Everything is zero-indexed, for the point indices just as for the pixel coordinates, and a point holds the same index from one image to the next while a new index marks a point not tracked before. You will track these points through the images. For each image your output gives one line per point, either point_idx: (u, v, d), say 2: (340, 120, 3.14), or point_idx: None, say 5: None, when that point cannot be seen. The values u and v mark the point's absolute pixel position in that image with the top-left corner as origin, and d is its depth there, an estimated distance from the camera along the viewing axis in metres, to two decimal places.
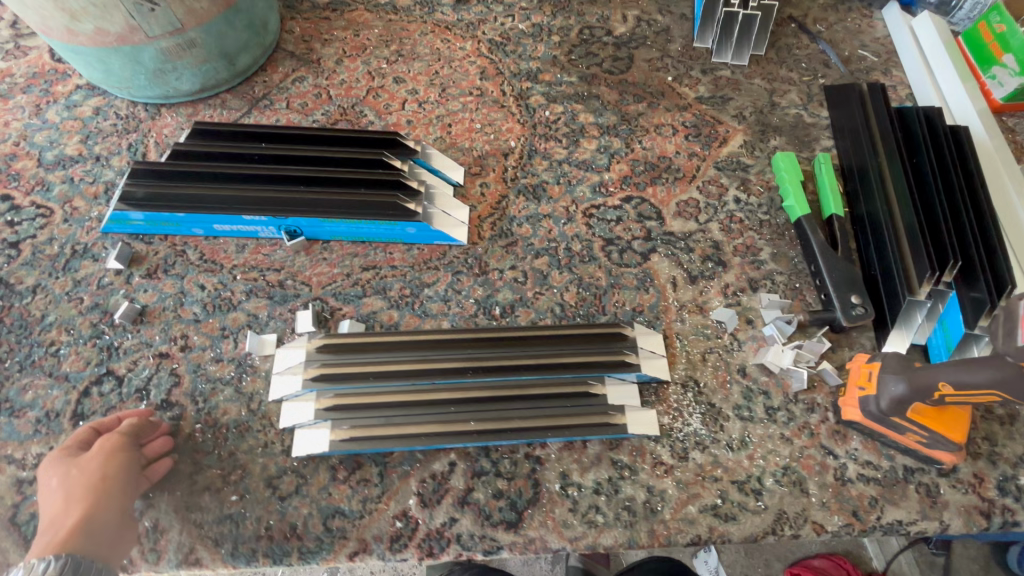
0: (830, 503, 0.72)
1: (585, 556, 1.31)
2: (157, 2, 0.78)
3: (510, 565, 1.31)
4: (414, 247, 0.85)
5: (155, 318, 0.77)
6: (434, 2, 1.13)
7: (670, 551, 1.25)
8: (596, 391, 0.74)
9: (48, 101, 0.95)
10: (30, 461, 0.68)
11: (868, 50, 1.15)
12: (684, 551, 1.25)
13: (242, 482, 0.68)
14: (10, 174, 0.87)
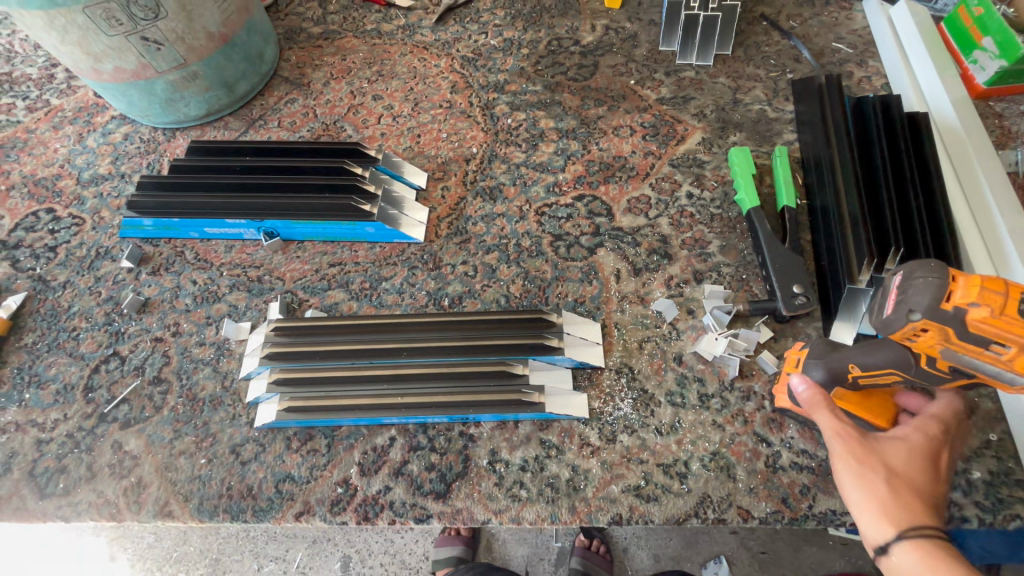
0: (758, 489, 0.72)
1: (584, 555, 1.17)
2: (162, 43, 0.93)
3: (511, 562, 1.23)
4: (376, 245, 0.94)
5: (155, 308, 0.90)
6: (414, 26, 1.24)
7: (677, 560, 1.18)
8: (516, 370, 0.79)
9: (89, 130, 1.13)
10: (48, 424, 0.81)
11: (844, 42, 1.14)
12: (691, 561, 1.17)
13: (212, 447, 0.78)
14: (55, 191, 1.05)
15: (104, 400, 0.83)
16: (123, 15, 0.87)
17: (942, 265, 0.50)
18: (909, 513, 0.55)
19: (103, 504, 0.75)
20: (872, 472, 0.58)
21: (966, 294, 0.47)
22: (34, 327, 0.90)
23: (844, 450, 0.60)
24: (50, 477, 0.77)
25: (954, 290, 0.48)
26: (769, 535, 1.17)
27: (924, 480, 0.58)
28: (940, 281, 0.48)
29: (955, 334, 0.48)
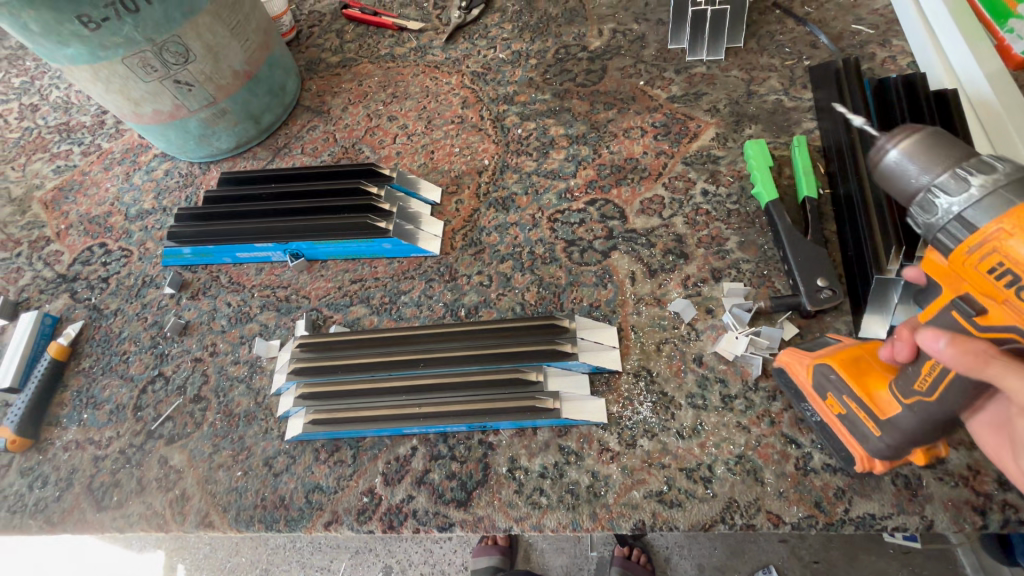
0: (788, 493, 0.69)
1: (625, 565, 1.15)
2: (193, 84, 1.00)
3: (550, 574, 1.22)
4: (395, 260, 0.97)
5: (194, 331, 0.96)
6: (426, 47, 1.28)
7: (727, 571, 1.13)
8: (529, 377, 0.79)
9: (135, 169, 1.22)
10: (103, 441, 0.88)
11: (864, 23, 1.09)
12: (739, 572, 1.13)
13: (247, 460, 0.82)
14: (106, 227, 1.14)
15: (151, 418, 0.89)
16: (157, 62, 0.94)
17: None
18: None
19: (152, 515, 0.80)
20: None
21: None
22: (91, 352, 0.98)
23: None
24: (105, 491, 0.84)
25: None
26: (823, 544, 1.11)
27: None
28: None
29: None
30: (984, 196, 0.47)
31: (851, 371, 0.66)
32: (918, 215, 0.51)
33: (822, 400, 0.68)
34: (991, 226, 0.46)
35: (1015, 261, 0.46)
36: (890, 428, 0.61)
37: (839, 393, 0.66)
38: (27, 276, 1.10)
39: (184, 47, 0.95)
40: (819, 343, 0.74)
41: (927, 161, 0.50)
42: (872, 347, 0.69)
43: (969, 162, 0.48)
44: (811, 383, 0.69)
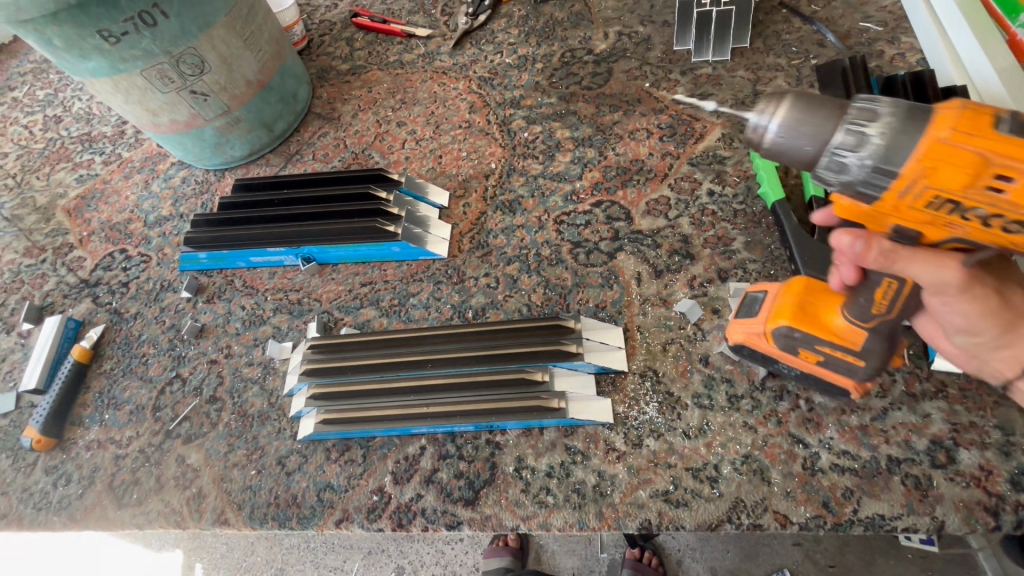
0: (795, 493, 0.69)
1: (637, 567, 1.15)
2: (208, 94, 1.03)
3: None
4: (403, 263, 0.99)
5: (210, 333, 0.99)
6: (434, 53, 1.30)
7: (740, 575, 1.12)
8: (535, 377, 0.80)
9: (153, 177, 1.26)
10: (124, 441, 0.91)
11: (872, 20, 1.08)
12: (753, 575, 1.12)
13: (261, 459, 0.84)
14: (126, 233, 1.18)
15: (169, 418, 0.92)
16: (174, 74, 0.97)
17: (959, 161, 0.44)
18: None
19: (170, 513, 0.83)
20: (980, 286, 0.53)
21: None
22: (112, 355, 1.01)
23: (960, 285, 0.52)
24: (125, 489, 0.86)
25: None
26: (839, 547, 1.10)
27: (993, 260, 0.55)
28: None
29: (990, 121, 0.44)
30: (884, 142, 0.46)
31: (807, 321, 0.67)
32: (830, 176, 0.50)
33: (795, 357, 0.69)
34: (915, 168, 0.45)
35: (952, 192, 0.45)
36: (869, 355, 0.65)
37: (810, 345, 0.67)
38: (52, 281, 1.14)
39: (199, 58, 0.98)
40: (753, 302, 0.75)
41: (812, 123, 0.49)
42: (798, 285, 0.71)
43: (851, 113, 0.48)
44: (778, 347, 0.70)
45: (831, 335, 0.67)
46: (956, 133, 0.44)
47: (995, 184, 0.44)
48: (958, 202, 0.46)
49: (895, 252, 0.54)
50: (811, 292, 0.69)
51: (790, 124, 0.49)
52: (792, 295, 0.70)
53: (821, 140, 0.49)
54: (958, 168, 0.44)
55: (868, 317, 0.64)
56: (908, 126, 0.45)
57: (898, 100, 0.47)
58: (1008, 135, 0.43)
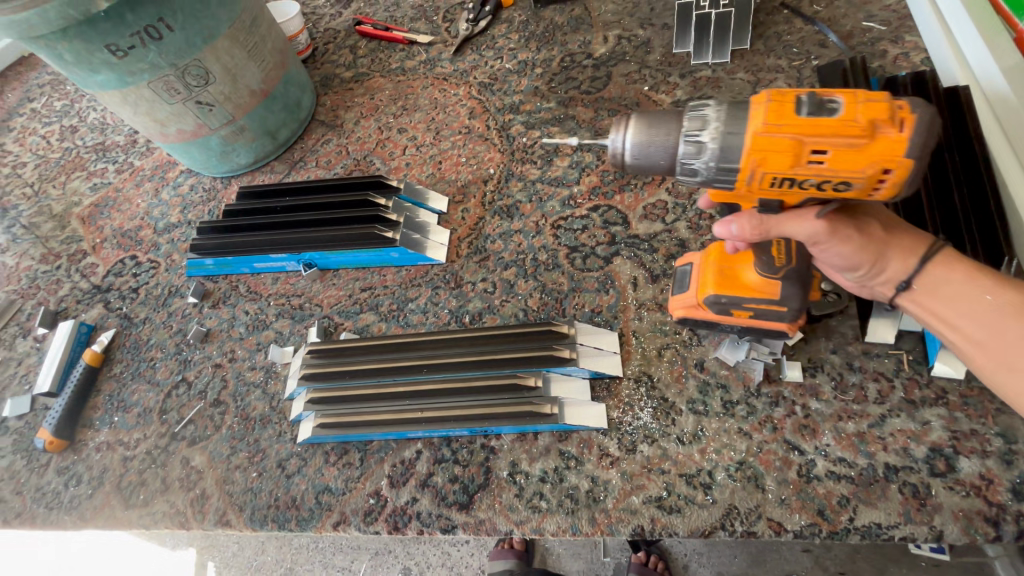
0: (790, 501, 0.68)
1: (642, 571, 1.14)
2: (213, 104, 1.06)
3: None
4: (402, 268, 1.00)
5: (215, 338, 1.02)
6: (435, 59, 1.31)
7: None
8: (528, 382, 0.80)
9: (163, 185, 1.30)
10: (132, 442, 0.94)
11: (875, 20, 1.07)
12: None
13: (262, 462, 0.86)
14: (137, 240, 1.21)
15: (175, 421, 0.94)
16: (179, 85, 0.99)
17: (779, 148, 0.55)
18: (918, 247, 0.63)
19: (174, 513, 0.85)
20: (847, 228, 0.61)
21: (882, 114, 0.52)
22: (122, 358, 1.04)
23: (830, 233, 0.61)
24: (133, 490, 0.89)
25: (892, 129, 0.52)
26: (848, 555, 1.08)
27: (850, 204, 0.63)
28: (912, 113, 0.52)
29: (790, 107, 0.54)
30: (717, 146, 0.57)
31: (730, 283, 0.73)
32: (688, 178, 0.61)
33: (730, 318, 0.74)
34: (750, 161, 0.56)
35: (783, 172, 0.56)
36: (789, 300, 0.70)
37: (739, 305, 0.72)
38: (66, 287, 1.18)
39: (204, 70, 1.00)
40: (683, 275, 0.80)
41: (661, 136, 0.60)
42: (715, 249, 0.77)
43: (686, 124, 0.59)
44: (714, 312, 0.75)
45: (753, 289, 0.72)
46: (768, 126, 0.54)
47: (815, 158, 0.54)
48: (794, 176, 0.57)
49: (766, 221, 0.63)
50: (729, 256, 0.75)
51: (644, 142, 0.61)
52: (713, 262, 0.75)
53: (672, 150, 0.60)
54: (781, 151, 0.54)
55: (776, 269, 0.70)
56: (730, 126, 0.57)
57: (717, 105, 0.58)
58: (807, 116, 0.54)
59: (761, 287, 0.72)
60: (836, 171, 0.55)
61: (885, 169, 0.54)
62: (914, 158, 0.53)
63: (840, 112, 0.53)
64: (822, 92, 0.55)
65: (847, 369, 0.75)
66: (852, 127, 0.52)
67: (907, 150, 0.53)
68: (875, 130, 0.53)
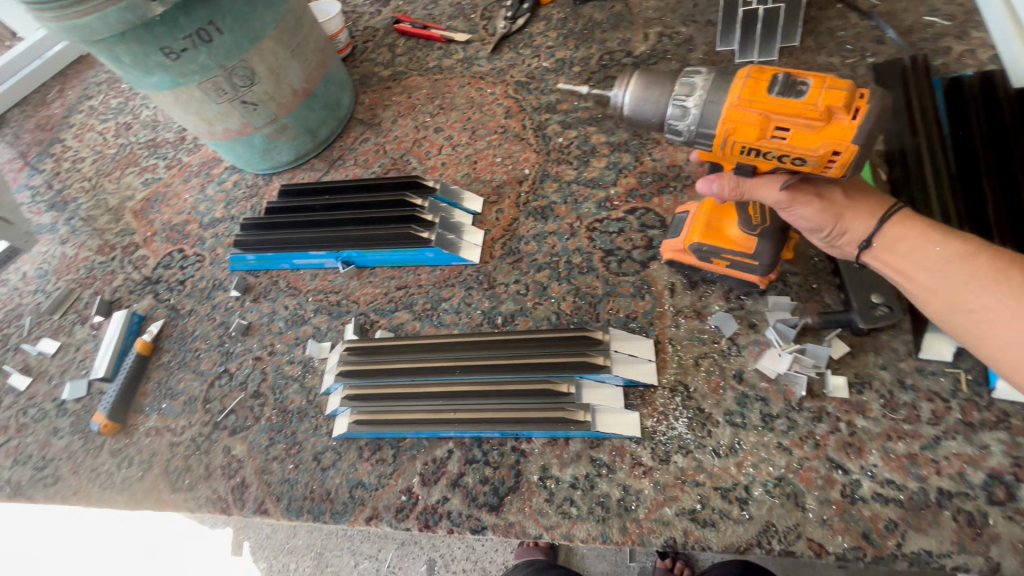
0: (832, 522, 0.66)
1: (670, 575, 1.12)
2: (258, 103, 1.09)
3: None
4: (437, 268, 1.01)
5: (256, 331, 1.05)
6: (472, 58, 1.31)
7: None
8: (561, 389, 0.79)
9: (208, 181, 1.34)
10: (178, 429, 0.98)
11: (939, 14, 1.01)
12: None
13: (299, 454, 0.89)
14: (184, 234, 1.26)
15: (218, 410, 0.98)
16: (227, 85, 1.03)
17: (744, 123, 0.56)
18: (878, 206, 0.66)
19: (217, 499, 0.89)
20: (817, 195, 0.65)
21: (841, 101, 0.53)
22: (169, 348, 1.09)
23: (799, 197, 0.64)
24: (179, 474, 0.93)
25: (846, 116, 0.53)
26: None
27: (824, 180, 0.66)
28: (867, 103, 0.53)
29: (762, 84, 0.56)
30: (700, 111, 0.58)
31: (713, 235, 0.79)
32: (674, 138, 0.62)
33: (709, 264, 0.82)
34: (723, 130, 0.57)
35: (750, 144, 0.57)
36: (762, 254, 0.77)
37: (718, 254, 0.79)
38: (119, 278, 1.24)
39: (250, 71, 1.03)
40: (680, 222, 0.86)
41: (652, 96, 0.61)
42: (711, 202, 0.82)
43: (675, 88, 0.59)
44: (696, 259, 0.82)
45: (731, 242, 0.79)
46: (743, 101, 0.56)
47: (778, 134, 0.56)
48: (758, 148, 0.58)
49: (741, 183, 0.66)
50: (720, 208, 0.81)
51: (637, 101, 0.61)
52: (703, 214, 0.82)
53: (660, 111, 0.61)
54: (745, 125, 0.56)
55: (754, 227, 0.77)
56: (715, 93, 0.57)
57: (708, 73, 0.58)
58: (777, 97, 0.55)
59: (739, 239, 0.78)
60: (795, 148, 0.56)
61: (835, 152, 0.54)
62: (863, 145, 0.53)
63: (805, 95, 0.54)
64: (798, 74, 0.56)
65: (898, 386, 0.71)
66: (810, 110, 0.53)
67: (858, 136, 0.53)
68: (833, 115, 0.53)
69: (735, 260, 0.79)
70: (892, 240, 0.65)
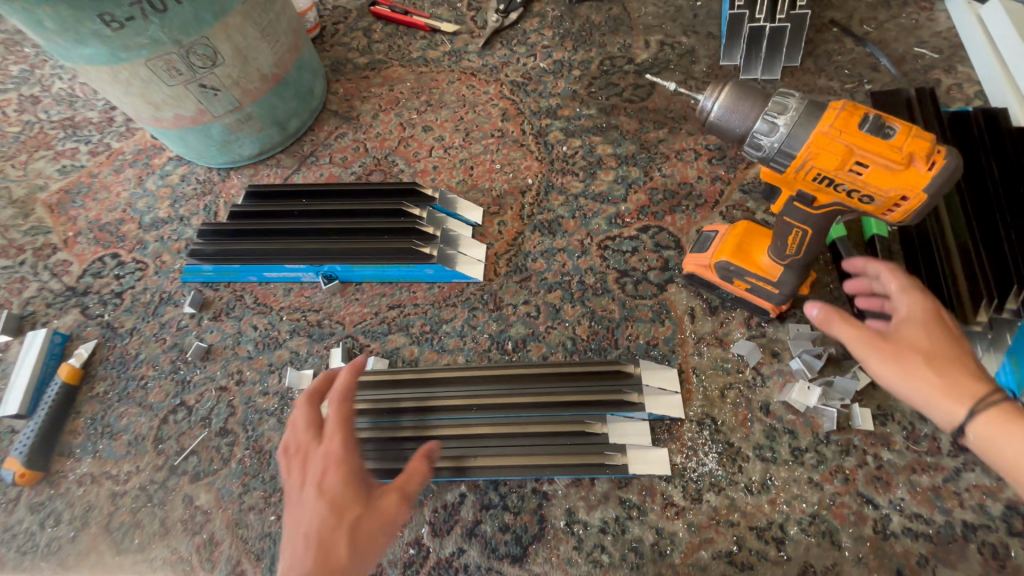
0: (868, 559, 0.65)
1: None
2: (219, 88, 0.93)
3: None
4: (435, 285, 0.92)
5: (218, 355, 0.90)
6: (461, 51, 1.21)
7: None
8: (594, 430, 0.74)
9: (148, 173, 1.15)
10: (122, 476, 0.82)
11: (927, 46, 1.05)
12: None
13: (281, 503, 0.77)
14: (119, 236, 1.07)
15: (174, 451, 0.83)
16: (183, 65, 0.86)
17: (826, 154, 0.53)
18: (962, 382, 0.53)
19: (177, 560, 0.75)
20: (899, 356, 0.56)
21: (925, 149, 0.49)
22: (105, 376, 0.91)
23: (878, 353, 0.57)
24: (125, 532, 0.78)
25: (925, 165, 0.50)
26: None
27: (926, 339, 0.56)
28: (949, 157, 0.50)
29: (855, 118, 0.51)
30: (790, 130, 0.54)
31: (740, 257, 0.77)
32: (750, 154, 0.58)
33: (730, 285, 0.79)
34: (804, 153, 0.54)
35: (828, 173, 0.54)
36: (784, 282, 0.74)
37: (741, 276, 0.77)
38: (32, 288, 1.02)
39: (212, 50, 0.87)
40: (707, 239, 0.84)
41: (738, 108, 0.57)
42: (742, 225, 0.80)
43: (769, 105, 0.55)
44: (718, 278, 0.80)
45: (756, 267, 0.76)
46: (833, 130, 0.52)
47: (856, 169, 0.52)
48: (829, 178, 0.54)
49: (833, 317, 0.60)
50: (752, 233, 0.78)
51: (722, 109, 0.57)
52: (734, 233, 0.79)
53: (745, 125, 0.57)
54: (824, 154, 0.52)
55: (785, 256, 0.71)
56: (808, 117, 0.53)
57: (803, 97, 0.54)
58: (867, 133, 0.51)
59: (765, 265, 0.75)
60: (865, 187, 0.53)
61: (902, 198, 0.51)
62: (933, 197, 0.51)
63: (892, 136, 0.50)
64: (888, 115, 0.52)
65: (919, 419, 0.72)
66: (894, 152, 0.50)
67: (930, 188, 0.50)
68: (913, 162, 0.50)
69: (758, 286, 0.76)
70: (996, 435, 0.51)
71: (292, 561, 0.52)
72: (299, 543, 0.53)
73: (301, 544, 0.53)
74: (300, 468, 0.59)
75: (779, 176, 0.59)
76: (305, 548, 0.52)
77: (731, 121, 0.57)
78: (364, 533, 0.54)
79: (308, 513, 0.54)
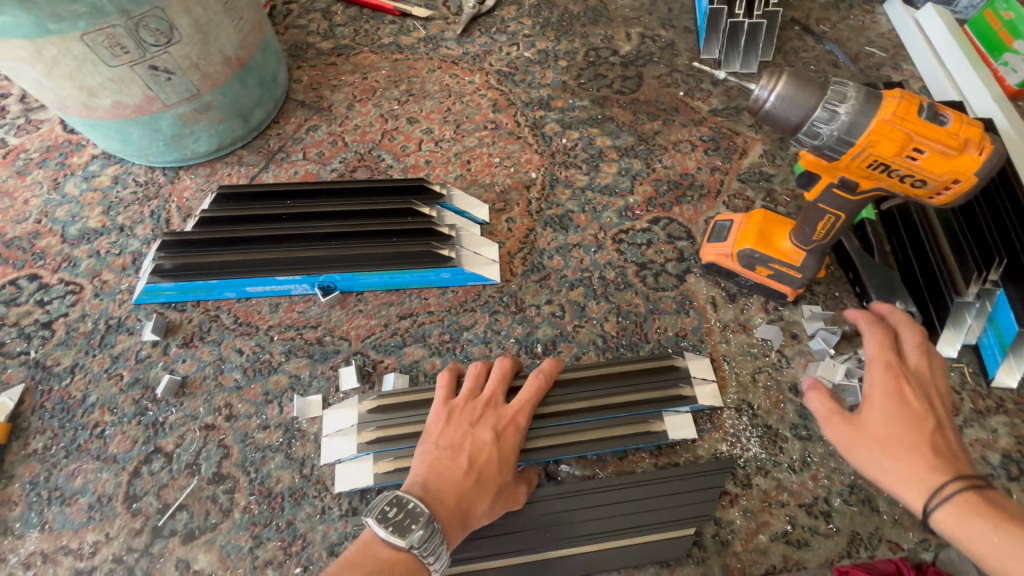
0: (903, 520, 0.70)
1: None
2: (173, 71, 0.78)
3: None
4: (449, 290, 0.85)
5: (197, 388, 0.76)
6: (438, 38, 1.13)
7: None
8: (653, 429, 0.73)
9: (65, 174, 0.95)
10: (86, 550, 0.67)
11: (876, 46, 1.15)
12: None
13: (304, 552, 0.67)
14: (35, 253, 0.87)
15: (154, 510, 0.69)
16: (130, 41, 0.72)
17: (888, 143, 0.55)
18: (925, 472, 0.51)
19: None
20: (865, 443, 0.55)
21: (978, 137, 0.55)
22: (42, 428, 0.74)
23: (848, 437, 0.56)
24: None
25: (976, 151, 0.55)
26: None
27: (894, 425, 0.54)
28: (995, 144, 0.55)
29: (912, 107, 0.55)
30: (850, 117, 0.56)
31: (764, 245, 0.79)
32: (804, 142, 0.59)
33: (753, 272, 0.81)
34: (864, 140, 0.56)
35: (888, 159, 0.56)
36: (807, 267, 0.77)
37: (766, 262, 0.79)
38: None
39: (167, 24, 0.73)
40: (722, 228, 0.85)
41: (795, 98, 0.58)
42: (758, 214, 0.82)
43: (827, 95, 0.56)
44: (741, 265, 0.81)
45: (779, 253, 0.78)
46: (895, 118, 0.54)
47: (914, 155, 0.55)
48: (885, 165, 0.57)
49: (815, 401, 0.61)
50: (770, 221, 0.81)
51: (780, 98, 0.58)
52: (752, 221, 0.81)
53: (803, 115, 0.58)
54: (889, 140, 0.55)
55: (810, 241, 0.73)
56: (867, 106, 0.55)
57: (859, 86, 0.57)
58: (925, 121, 0.55)
59: (788, 251, 0.78)
60: (921, 171, 0.56)
61: (955, 181, 0.56)
62: (982, 180, 0.56)
63: (949, 123, 0.54)
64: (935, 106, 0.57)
65: None
66: (953, 138, 0.54)
67: (980, 172, 0.55)
68: (966, 148, 0.55)
69: (781, 271, 0.79)
70: (970, 525, 0.47)
71: (445, 476, 0.57)
72: (462, 462, 0.59)
73: (463, 467, 0.58)
74: (476, 403, 0.65)
75: (829, 165, 0.61)
76: (466, 473, 0.58)
77: (788, 111, 0.58)
78: (499, 500, 0.60)
79: (478, 446, 0.60)
